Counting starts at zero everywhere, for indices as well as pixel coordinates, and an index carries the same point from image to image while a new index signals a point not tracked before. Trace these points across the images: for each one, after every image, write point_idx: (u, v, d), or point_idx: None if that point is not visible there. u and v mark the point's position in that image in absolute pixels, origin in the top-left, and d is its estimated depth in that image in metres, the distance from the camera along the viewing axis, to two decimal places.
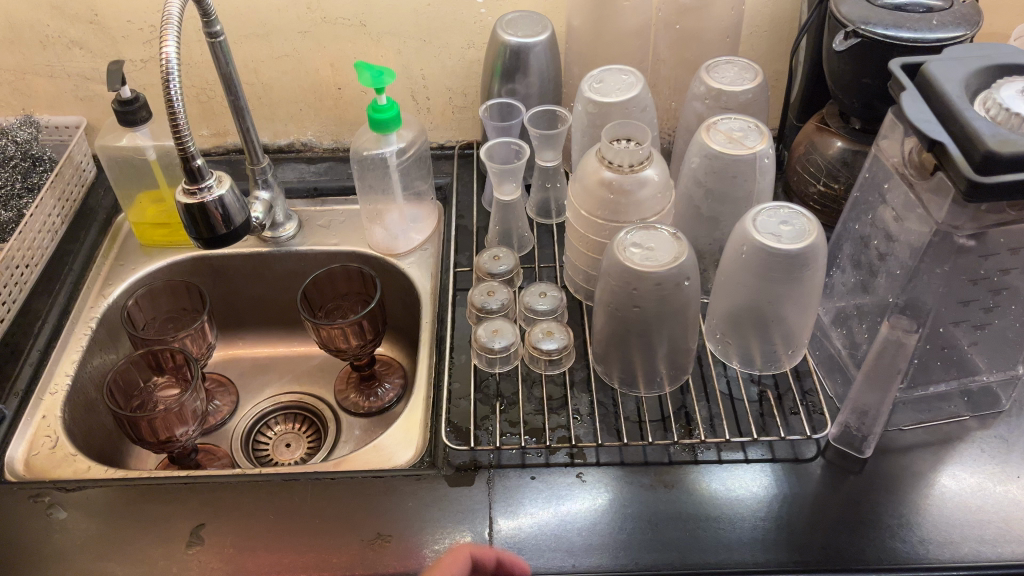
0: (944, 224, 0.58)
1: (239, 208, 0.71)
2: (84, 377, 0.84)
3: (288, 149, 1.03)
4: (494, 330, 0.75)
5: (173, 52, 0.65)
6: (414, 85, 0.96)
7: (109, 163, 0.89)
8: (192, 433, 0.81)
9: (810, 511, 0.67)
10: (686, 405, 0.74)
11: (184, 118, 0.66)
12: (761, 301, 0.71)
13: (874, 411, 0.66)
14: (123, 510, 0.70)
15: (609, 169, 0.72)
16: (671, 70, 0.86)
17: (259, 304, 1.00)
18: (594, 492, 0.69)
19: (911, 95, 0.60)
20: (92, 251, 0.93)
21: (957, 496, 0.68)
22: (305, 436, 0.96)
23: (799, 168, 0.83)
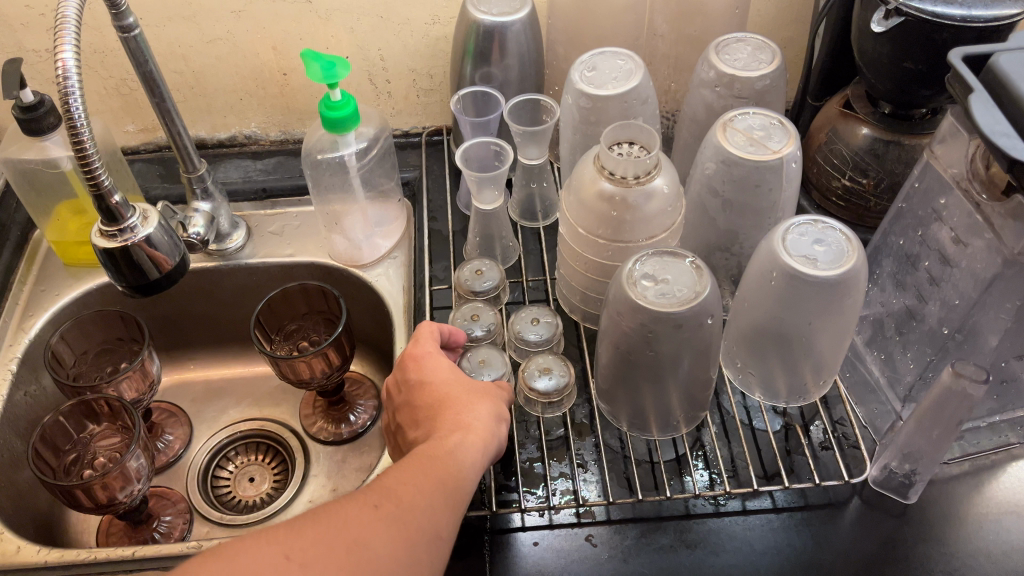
0: (1019, 255, 0.49)
1: (172, 244, 0.59)
2: (7, 429, 0.73)
3: (230, 143, 0.90)
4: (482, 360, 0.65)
5: (72, 61, 0.52)
6: (371, 68, 0.83)
7: (16, 177, 0.76)
8: (139, 493, 0.71)
9: (849, 570, 0.59)
10: (703, 443, 0.66)
11: (93, 144, 0.53)
12: (791, 329, 0.61)
13: (924, 457, 0.58)
14: None
15: (609, 181, 0.61)
16: (669, 47, 0.75)
17: (208, 321, 0.89)
18: (606, 559, 0.60)
19: (980, 97, 0.49)
20: (7, 277, 0.81)
21: (1012, 542, 0.60)
22: (269, 468, 0.86)
23: (820, 160, 0.73)
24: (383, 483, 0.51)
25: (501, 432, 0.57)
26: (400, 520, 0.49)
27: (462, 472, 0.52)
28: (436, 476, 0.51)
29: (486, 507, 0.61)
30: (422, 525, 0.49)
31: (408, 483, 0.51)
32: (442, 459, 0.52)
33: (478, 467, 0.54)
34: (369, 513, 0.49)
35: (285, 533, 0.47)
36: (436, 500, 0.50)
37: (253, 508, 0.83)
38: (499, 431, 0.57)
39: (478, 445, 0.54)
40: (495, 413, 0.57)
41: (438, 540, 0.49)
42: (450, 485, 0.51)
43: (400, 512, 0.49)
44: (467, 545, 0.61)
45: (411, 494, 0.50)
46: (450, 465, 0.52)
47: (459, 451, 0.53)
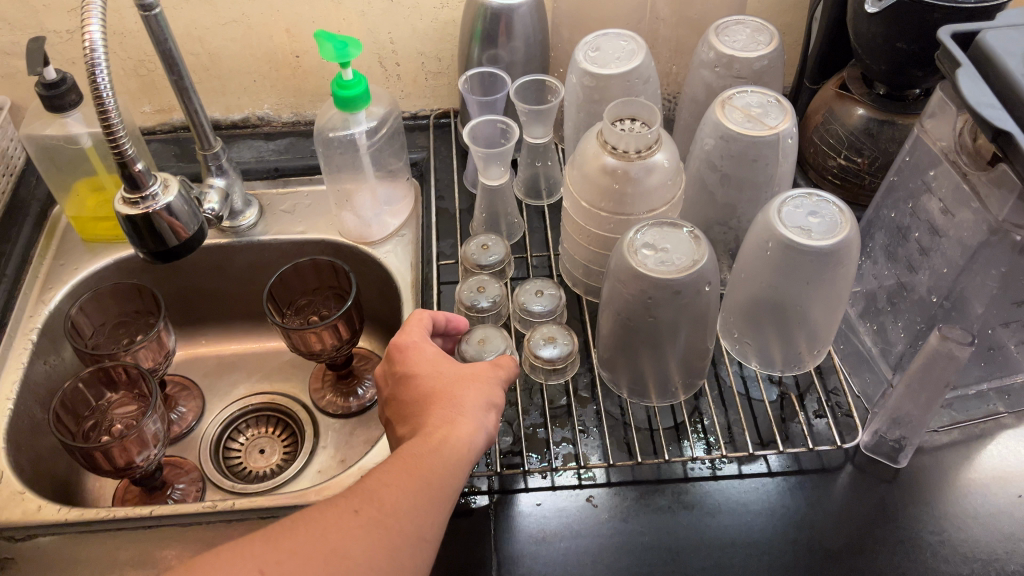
0: (1004, 221, 0.51)
1: (191, 213, 0.62)
2: (28, 397, 0.75)
3: (243, 125, 0.92)
4: (482, 340, 0.66)
5: (99, 34, 0.54)
6: (381, 51, 0.85)
7: (37, 153, 0.78)
8: (156, 457, 0.73)
9: (840, 530, 0.61)
10: (701, 410, 0.68)
11: (117, 114, 0.55)
12: (786, 299, 0.63)
13: (914, 421, 0.60)
14: (79, 560, 0.63)
15: (612, 155, 0.63)
16: (671, 31, 0.77)
17: (221, 298, 0.91)
18: (606, 519, 0.62)
19: (968, 71, 0.52)
20: (28, 251, 0.83)
21: (998, 505, 0.62)
22: (280, 440, 0.88)
23: (816, 139, 0.75)
24: (364, 487, 0.51)
25: (490, 422, 0.57)
26: (380, 525, 0.49)
27: (447, 469, 0.52)
28: (419, 476, 0.51)
29: (491, 468, 0.63)
30: (404, 529, 0.50)
31: (391, 485, 0.51)
32: (425, 457, 0.52)
33: (464, 463, 0.54)
34: (350, 519, 0.49)
35: (264, 542, 0.48)
36: (417, 502, 0.51)
37: (264, 478, 0.85)
38: (488, 421, 0.57)
39: (463, 439, 0.54)
40: (483, 403, 0.57)
41: (421, 542, 0.50)
42: (434, 485, 0.52)
43: (381, 516, 0.49)
44: (474, 504, 0.63)
45: (393, 497, 0.50)
46: (435, 464, 0.52)
47: (445, 447, 0.53)
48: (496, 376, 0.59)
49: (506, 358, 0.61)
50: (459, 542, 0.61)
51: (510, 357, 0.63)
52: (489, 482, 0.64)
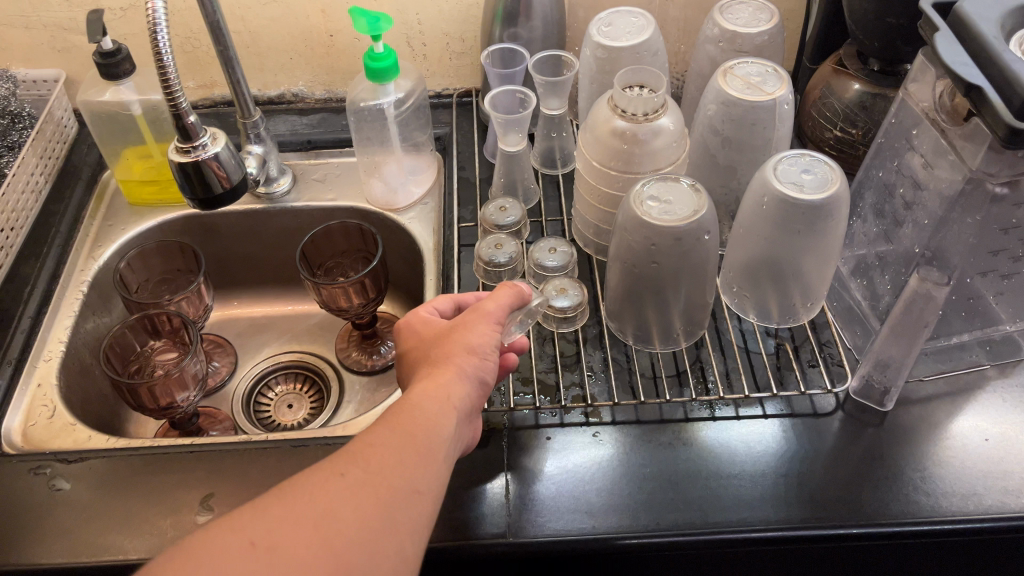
0: (978, 171, 0.56)
1: (236, 164, 0.68)
2: (78, 343, 0.82)
3: (279, 100, 0.99)
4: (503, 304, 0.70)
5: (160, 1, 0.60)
6: (409, 31, 0.91)
7: (93, 116, 0.85)
8: (194, 398, 0.79)
9: (829, 466, 0.66)
10: (701, 359, 0.73)
11: (175, 71, 0.61)
12: (780, 256, 0.69)
13: (897, 364, 0.65)
14: (126, 479, 0.67)
15: (621, 118, 0.69)
16: (680, 11, 0.83)
17: (255, 262, 0.97)
18: (610, 452, 0.67)
19: (946, 35, 0.57)
20: (79, 211, 0.90)
21: (977, 447, 0.67)
22: (307, 396, 0.94)
23: (814, 113, 0.80)
24: (346, 453, 0.49)
25: (471, 367, 0.56)
26: (368, 483, 0.47)
27: (428, 423, 0.52)
28: (402, 434, 0.51)
29: (506, 404, 0.69)
30: (395, 485, 0.48)
31: (375, 447, 0.49)
32: (406, 414, 0.52)
33: (447, 414, 0.53)
34: (336, 482, 0.47)
35: (245, 514, 0.44)
36: (405, 456, 0.50)
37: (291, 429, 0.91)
38: (468, 364, 0.56)
39: (441, 391, 0.54)
40: (461, 350, 0.57)
41: (416, 495, 0.49)
42: (417, 440, 0.51)
43: (367, 476, 0.48)
44: (489, 437, 0.68)
45: (379, 456, 0.49)
46: (415, 421, 0.52)
47: (421, 402, 0.53)
48: (475, 319, 0.59)
49: (488, 299, 0.60)
50: (475, 469, 0.66)
51: (507, 288, 0.62)
52: (503, 419, 0.70)
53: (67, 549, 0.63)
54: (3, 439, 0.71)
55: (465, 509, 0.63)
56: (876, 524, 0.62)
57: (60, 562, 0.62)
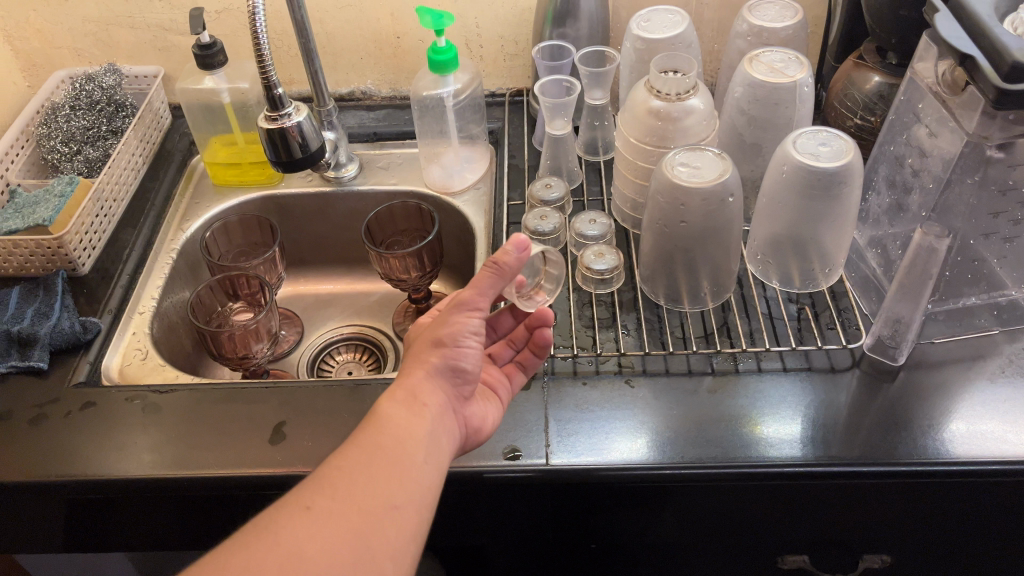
0: (974, 134, 0.63)
1: (315, 134, 0.79)
2: (167, 301, 0.91)
3: (349, 98, 1.10)
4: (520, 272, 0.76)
5: None
6: (468, 34, 1.03)
7: (189, 105, 0.96)
8: (266, 350, 0.86)
9: (848, 414, 0.71)
10: (728, 320, 0.80)
11: (268, 51, 0.71)
12: (802, 232, 0.77)
13: (907, 320, 0.71)
14: (210, 408, 0.76)
15: (657, 98, 0.77)
16: (714, 12, 0.92)
17: (324, 242, 1.07)
18: (641, 397, 0.74)
19: (945, 16, 0.64)
20: (171, 189, 1.01)
21: (984, 400, 0.71)
22: (366, 364, 1.01)
23: (837, 104, 0.87)
24: (315, 482, 0.54)
25: (439, 360, 0.61)
26: (337, 515, 0.52)
27: (397, 433, 0.57)
28: (372, 450, 0.56)
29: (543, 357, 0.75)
30: (367, 510, 0.53)
31: (345, 472, 0.54)
32: (372, 431, 0.57)
33: (416, 417, 0.58)
34: (305, 518, 0.51)
35: (215, 565, 0.49)
36: (377, 475, 0.54)
37: None
38: (434, 358, 0.61)
39: (410, 395, 0.59)
40: (430, 346, 0.61)
41: (393, 511, 0.54)
42: (388, 451, 0.56)
43: (335, 506, 0.52)
44: (530, 382, 0.75)
45: (347, 482, 0.54)
46: (384, 431, 0.57)
47: (388, 410, 0.58)
48: (446, 310, 0.61)
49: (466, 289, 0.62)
50: (517, 406, 0.73)
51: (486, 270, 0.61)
52: (544, 366, 0.77)
53: (158, 463, 0.71)
54: (103, 374, 0.81)
55: (509, 437, 0.70)
56: (888, 464, 0.67)
57: (152, 473, 0.70)
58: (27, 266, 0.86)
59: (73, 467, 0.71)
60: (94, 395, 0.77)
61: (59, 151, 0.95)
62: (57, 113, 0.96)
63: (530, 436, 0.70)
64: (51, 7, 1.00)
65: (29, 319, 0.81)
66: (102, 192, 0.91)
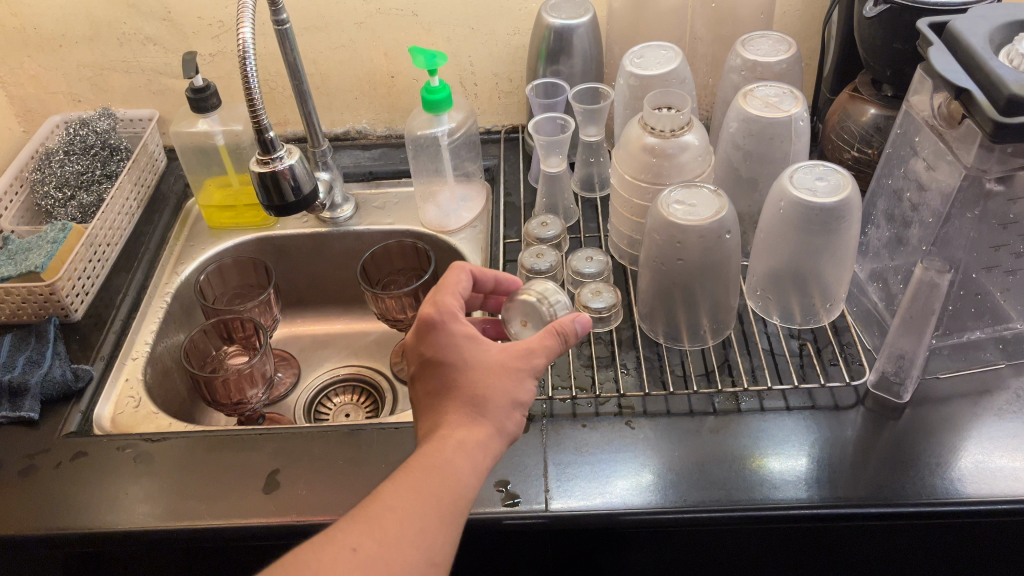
0: (972, 168, 0.62)
1: (307, 177, 0.79)
2: (161, 347, 0.90)
3: (344, 137, 1.10)
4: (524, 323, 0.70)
5: (249, 37, 0.70)
6: (463, 72, 1.03)
7: (183, 148, 0.95)
8: (262, 395, 0.85)
9: (853, 452, 0.69)
10: (728, 357, 0.78)
11: (259, 94, 0.71)
12: (803, 266, 0.75)
13: (911, 356, 0.70)
14: (204, 456, 0.74)
15: (651, 135, 0.76)
16: (707, 47, 0.93)
17: (320, 283, 1.06)
18: (641, 439, 0.72)
19: (939, 49, 0.63)
20: (166, 233, 1.01)
21: (993, 437, 0.69)
22: (363, 407, 0.99)
23: (834, 136, 0.87)
24: (366, 522, 0.54)
25: (512, 422, 0.60)
26: (379, 563, 0.52)
27: (454, 480, 0.56)
28: (424, 494, 0.55)
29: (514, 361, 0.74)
30: (408, 560, 0.53)
31: (396, 516, 0.54)
32: (430, 470, 0.56)
33: (477, 472, 0.57)
34: (349, 561, 0.51)
35: None
36: (426, 525, 0.54)
37: None
38: (509, 424, 0.60)
39: (477, 446, 0.58)
40: (507, 407, 0.59)
41: (432, 566, 0.54)
42: (440, 503, 0.55)
43: (380, 552, 0.52)
44: (528, 424, 0.74)
45: (394, 526, 0.53)
46: (441, 476, 0.56)
47: (452, 454, 0.57)
48: (524, 372, 0.60)
49: (540, 352, 0.61)
50: (515, 449, 0.71)
51: (561, 338, 0.62)
52: (542, 408, 0.75)
53: (150, 514, 0.70)
54: (95, 423, 0.79)
55: (507, 483, 0.69)
56: (895, 505, 0.65)
57: (144, 524, 0.69)
58: (19, 313, 0.86)
59: (62, 521, 0.70)
60: (85, 445, 0.76)
61: (53, 197, 0.95)
62: (51, 159, 0.96)
63: (528, 481, 0.69)
64: (45, 53, 1.01)
65: (20, 368, 0.80)
66: (96, 238, 0.90)
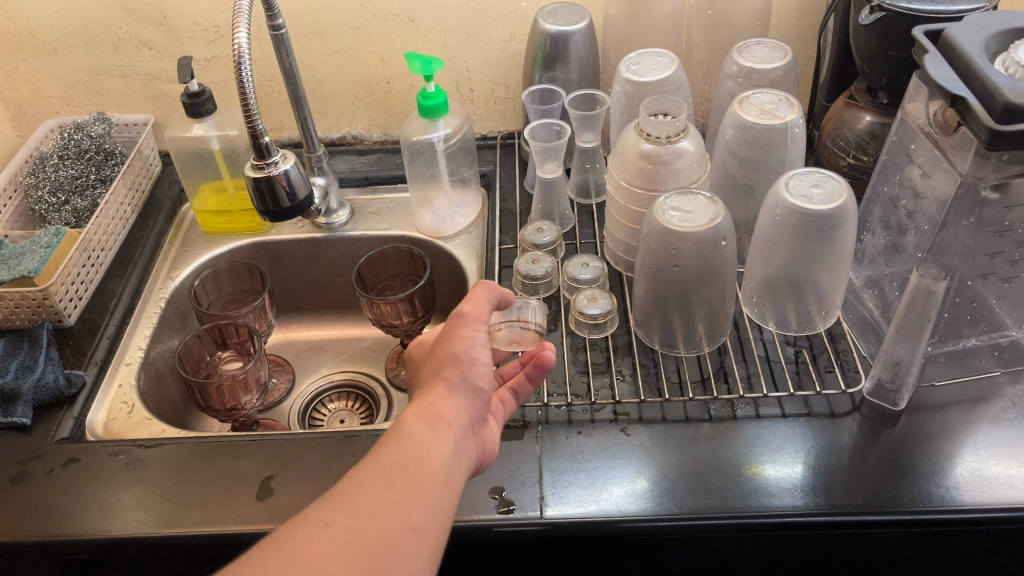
0: (968, 175, 0.62)
1: (302, 182, 0.79)
2: (155, 353, 0.90)
3: (340, 142, 1.10)
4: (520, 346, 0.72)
5: (245, 42, 0.70)
6: (459, 77, 1.03)
7: (178, 153, 0.95)
8: (256, 402, 0.84)
9: (849, 460, 0.69)
10: (724, 364, 0.78)
11: (254, 100, 0.71)
12: (798, 273, 0.75)
13: (907, 363, 0.70)
14: (197, 463, 0.74)
15: (647, 141, 0.76)
16: (703, 53, 0.93)
17: (315, 288, 1.06)
18: (636, 447, 0.72)
19: (935, 57, 0.63)
20: (160, 238, 1.01)
21: (989, 445, 0.69)
22: (358, 413, 0.99)
23: (830, 143, 0.87)
24: (336, 498, 0.51)
25: (461, 377, 0.60)
26: (355, 534, 0.49)
27: (417, 448, 0.55)
28: (391, 466, 0.53)
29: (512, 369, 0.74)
30: (384, 529, 0.50)
31: (367, 489, 0.52)
32: (394, 445, 0.55)
33: (438, 434, 0.56)
34: (323, 535, 0.49)
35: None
36: (398, 494, 0.52)
37: None
38: (453, 374, 0.59)
39: (431, 410, 0.57)
40: (445, 362, 0.60)
41: (412, 533, 0.51)
42: (409, 470, 0.53)
43: (355, 524, 0.50)
44: (523, 431, 0.73)
45: (365, 498, 0.51)
46: (407, 447, 0.55)
47: (410, 424, 0.56)
48: (451, 329, 0.62)
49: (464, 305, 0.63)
50: (511, 456, 0.71)
51: (479, 293, 0.64)
52: (538, 414, 0.75)
53: (143, 522, 0.69)
54: (87, 429, 0.79)
55: (502, 491, 0.68)
56: (891, 512, 0.65)
57: (136, 531, 0.68)
58: (12, 318, 0.85)
59: (53, 527, 0.69)
60: (78, 451, 0.75)
61: (47, 202, 0.94)
62: (45, 164, 0.96)
63: (523, 489, 0.68)
64: (40, 57, 1.00)
65: (12, 373, 0.80)
66: (90, 242, 0.90)
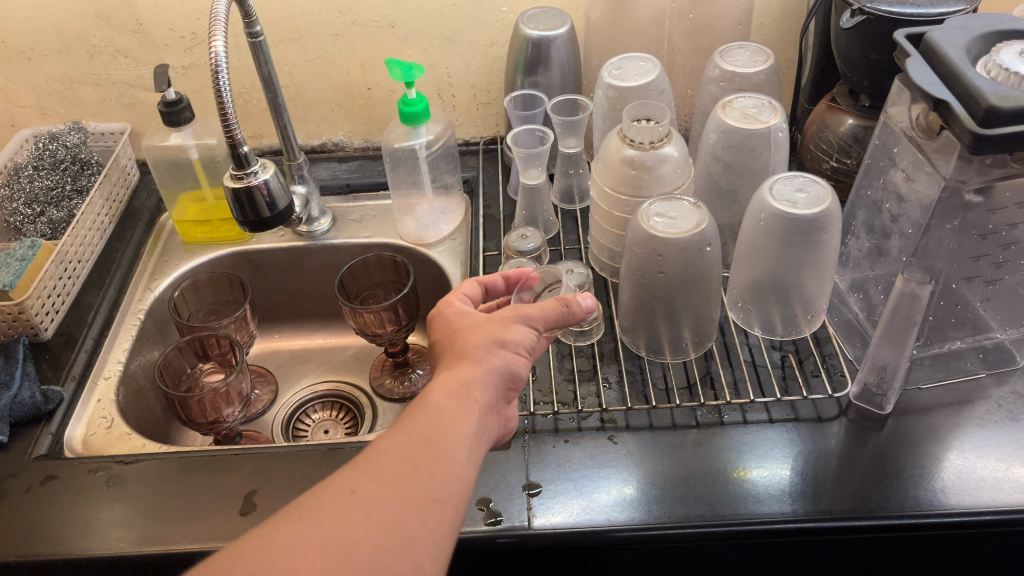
0: (951, 179, 0.62)
1: (282, 192, 0.78)
2: (134, 367, 0.88)
3: (321, 149, 1.09)
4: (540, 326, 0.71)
5: (221, 50, 0.69)
6: (440, 83, 1.02)
7: (156, 162, 0.94)
8: (239, 414, 0.83)
9: (836, 465, 0.69)
10: (710, 370, 0.78)
11: (232, 109, 0.70)
12: (784, 278, 0.75)
13: (893, 367, 0.69)
14: (179, 477, 0.73)
15: (631, 147, 0.76)
16: (685, 57, 0.93)
17: (298, 297, 1.04)
18: (624, 456, 0.71)
19: (916, 60, 0.63)
20: (139, 248, 0.99)
21: (976, 447, 0.69)
22: (342, 423, 0.98)
23: (812, 146, 0.87)
24: (360, 465, 0.50)
25: (500, 360, 0.58)
26: (379, 501, 0.48)
27: (443, 420, 0.53)
28: (418, 436, 0.52)
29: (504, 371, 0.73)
30: (409, 496, 0.49)
31: (392, 457, 0.51)
32: (420, 416, 0.53)
33: (465, 410, 0.54)
34: (347, 502, 0.48)
35: (253, 543, 0.46)
36: (423, 463, 0.51)
37: None
38: (496, 359, 0.58)
39: (461, 384, 0.55)
40: (490, 343, 0.58)
41: (435, 502, 0.50)
42: (435, 443, 0.52)
43: (379, 492, 0.49)
44: (510, 441, 0.73)
45: (391, 466, 0.50)
46: (432, 418, 0.53)
47: (438, 396, 0.54)
48: (507, 317, 0.60)
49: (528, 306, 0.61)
50: (498, 465, 0.70)
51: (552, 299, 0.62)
52: (524, 424, 0.74)
53: (125, 540, 0.68)
54: (66, 446, 0.77)
55: (489, 502, 0.67)
56: (877, 518, 0.65)
57: (117, 550, 0.67)
58: None
59: (32, 547, 0.68)
60: (56, 469, 0.74)
61: (22, 214, 0.92)
62: (20, 174, 0.94)
63: (510, 501, 0.67)
64: (13, 67, 0.99)
65: None
66: (66, 254, 0.89)
